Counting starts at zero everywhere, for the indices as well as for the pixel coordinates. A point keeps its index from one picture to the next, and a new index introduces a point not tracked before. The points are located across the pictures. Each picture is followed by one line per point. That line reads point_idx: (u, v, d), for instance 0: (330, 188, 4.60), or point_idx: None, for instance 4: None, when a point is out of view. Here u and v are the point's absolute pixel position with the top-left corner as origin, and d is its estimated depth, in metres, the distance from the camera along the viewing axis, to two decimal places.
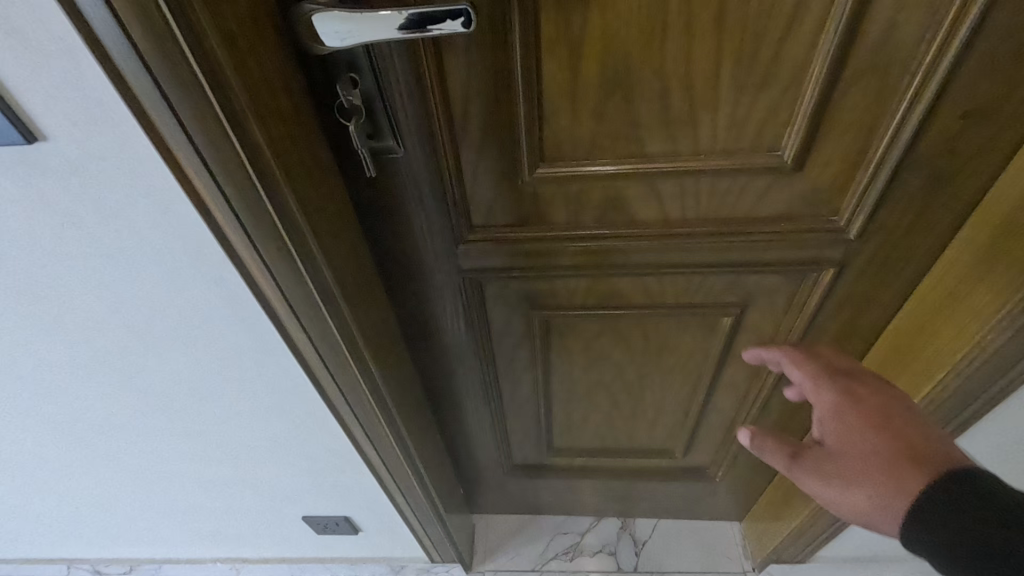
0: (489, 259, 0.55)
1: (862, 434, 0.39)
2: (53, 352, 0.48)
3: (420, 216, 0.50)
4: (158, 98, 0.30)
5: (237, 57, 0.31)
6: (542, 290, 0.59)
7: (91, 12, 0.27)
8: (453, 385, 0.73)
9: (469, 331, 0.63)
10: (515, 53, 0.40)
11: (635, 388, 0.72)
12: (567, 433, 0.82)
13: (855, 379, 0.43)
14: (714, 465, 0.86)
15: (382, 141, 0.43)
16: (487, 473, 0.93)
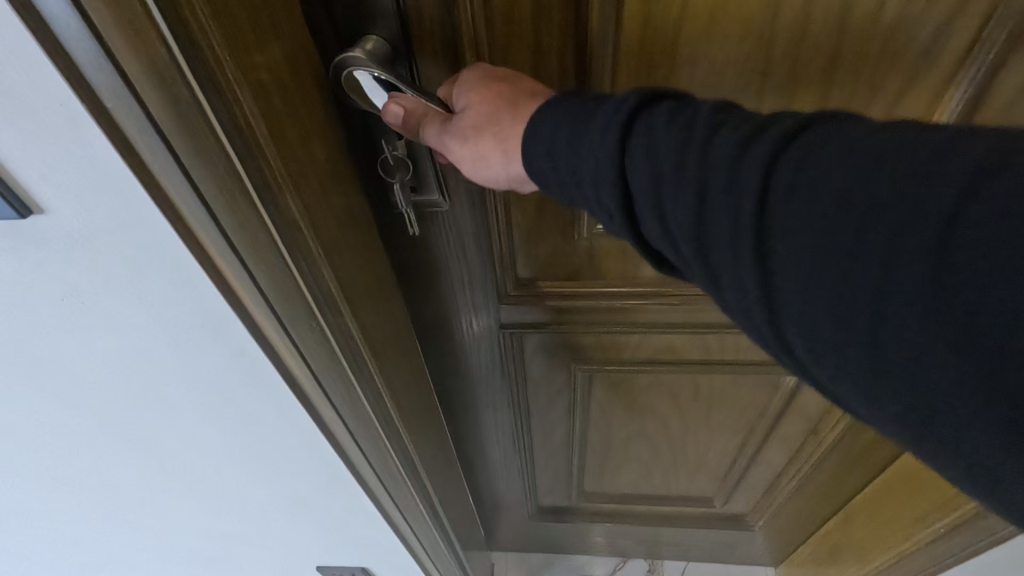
0: (533, 313, 0.50)
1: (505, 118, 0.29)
2: (47, 422, 0.42)
3: (461, 268, 0.44)
4: (176, 173, 0.23)
5: (270, 115, 0.24)
6: (588, 344, 0.54)
7: (95, 75, 0.20)
8: (480, 432, 0.68)
9: (504, 382, 0.58)
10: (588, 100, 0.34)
11: (679, 440, 0.67)
12: (600, 480, 0.77)
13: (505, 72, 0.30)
14: (754, 514, 0.81)
15: (426, 194, 0.38)
16: (508, 515, 0.88)
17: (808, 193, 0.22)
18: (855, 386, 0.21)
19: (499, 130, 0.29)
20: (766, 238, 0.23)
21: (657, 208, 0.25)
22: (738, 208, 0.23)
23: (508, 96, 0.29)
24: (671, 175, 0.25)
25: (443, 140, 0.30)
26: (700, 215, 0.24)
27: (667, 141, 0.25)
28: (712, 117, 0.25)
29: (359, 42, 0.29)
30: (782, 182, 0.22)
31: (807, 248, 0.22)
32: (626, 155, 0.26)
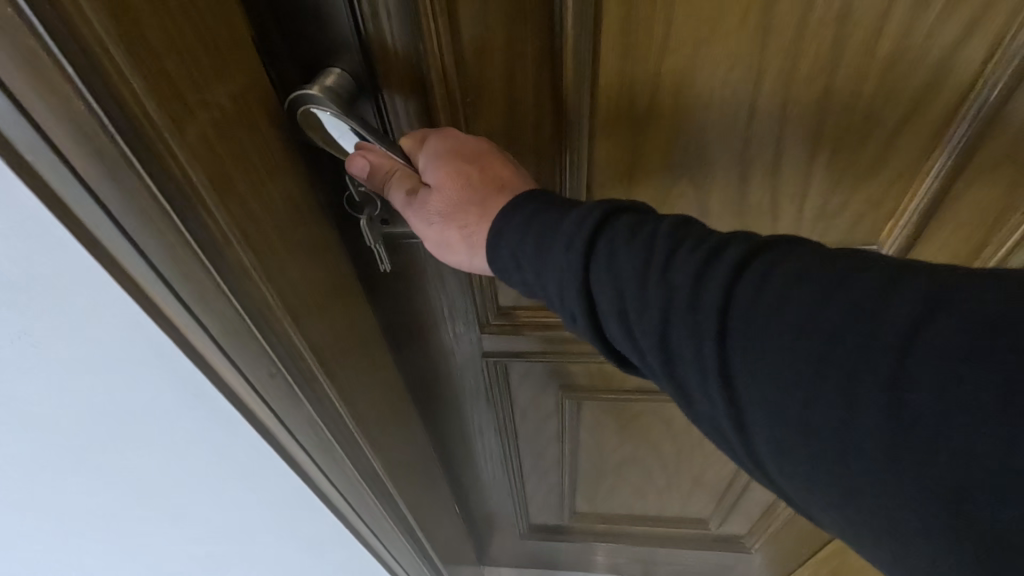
0: (517, 342, 0.48)
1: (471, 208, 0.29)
2: None
3: (439, 297, 0.43)
4: (111, 229, 0.20)
5: (209, 162, 0.22)
6: (575, 371, 0.52)
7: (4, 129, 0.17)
8: (469, 456, 0.67)
9: (490, 407, 0.57)
10: (565, 134, 0.32)
11: (673, 464, 0.65)
12: (593, 501, 0.76)
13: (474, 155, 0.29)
14: (751, 537, 0.79)
15: (398, 227, 0.36)
16: (500, 534, 0.86)
17: (761, 324, 0.22)
18: (813, 500, 0.22)
19: (465, 224, 0.29)
20: (728, 360, 0.23)
21: (623, 316, 0.26)
22: (699, 327, 0.24)
23: (474, 188, 0.29)
24: (634, 294, 0.25)
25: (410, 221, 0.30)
26: (665, 333, 0.25)
27: (629, 257, 0.26)
28: (670, 237, 0.26)
29: (320, 76, 0.28)
30: (739, 308, 0.23)
31: (770, 377, 0.22)
32: (591, 269, 0.27)
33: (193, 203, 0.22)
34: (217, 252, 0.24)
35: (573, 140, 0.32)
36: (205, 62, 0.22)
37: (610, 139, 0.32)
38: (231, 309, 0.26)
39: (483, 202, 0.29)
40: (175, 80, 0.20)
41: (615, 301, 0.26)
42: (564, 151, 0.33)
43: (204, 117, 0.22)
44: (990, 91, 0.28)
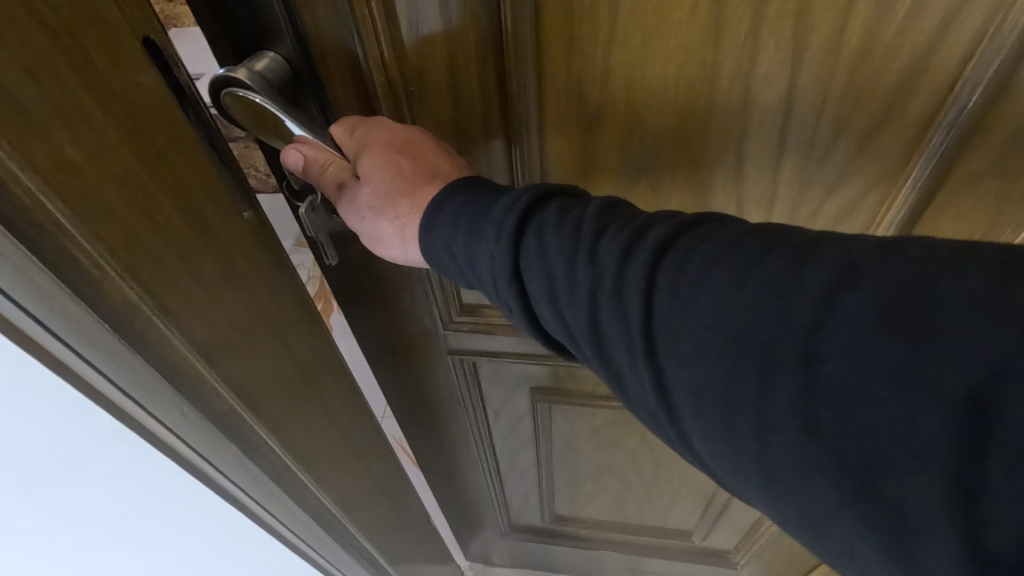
0: (483, 341, 0.47)
1: (400, 200, 0.28)
2: None
3: (400, 292, 0.42)
4: None
5: (69, 173, 0.18)
6: (545, 373, 0.51)
7: None
8: (443, 456, 0.65)
9: (462, 406, 0.56)
10: (513, 128, 0.31)
11: (653, 474, 0.63)
12: (572, 505, 0.74)
13: (408, 145, 0.28)
14: (737, 552, 0.76)
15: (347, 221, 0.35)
16: (482, 535, 0.85)
17: (683, 310, 0.21)
18: (744, 489, 0.22)
19: (397, 217, 0.28)
20: (655, 348, 0.22)
21: (553, 302, 0.25)
22: (627, 314, 0.22)
23: (405, 180, 0.27)
24: (563, 282, 0.24)
25: (341, 211, 0.29)
26: (595, 321, 0.23)
27: (556, 238, 0.24)
28: (598, 216, 0.24)
29: (249, 59, 0.27)
30: (663, 296, 0.22)
31: (693, 365, 0.21)
32: (521, 258, 0.25)
33: (67, 253, 0.18)
34: (112, 311, 0.20)
35: (521, 134, 0.31)
36: (75, 70, 0.18)
37: (562, 135, 0.31)
38: (150, 375, 0.22)
39: (414, 193, 0.28)
40: (29, 113, 0.17)
41: (546, 285, 0.25)
42: (513, 144, 0.32)
43: (76, 151, 0.18)
44: (970, 93, 0.25)
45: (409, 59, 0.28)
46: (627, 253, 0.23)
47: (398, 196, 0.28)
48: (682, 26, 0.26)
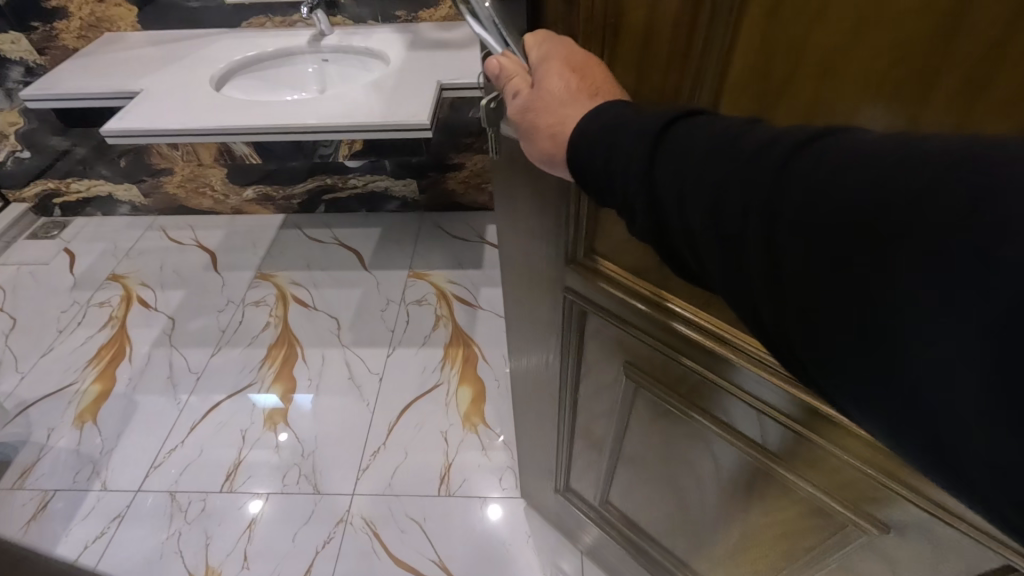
0: (595, 323, 0.94)
1: (556, 106, 0.55)
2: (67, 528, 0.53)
3: (543, 218, 0.85)
4: None
5: None
6: (625, 358, 0.93)
7: None
8: (548, 420, 1.28)
9: (569, 363, 1.06)
10: (694, 52, 0.52)
11: (673, 478, 1.08)
12: (616, 489, 1.31)
13: (574, 77, 0.56)
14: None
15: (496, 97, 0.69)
16: (547, 491, 1.57)
17: (786, 200, 0.39)
18: (831, 340, 0.38)
19: (556, 115, 0.55)
20: (773, 226, 0.40)
21: (686, 195, 0.45)
22: (751, 200, 0.41)
23: (564, 96, 0.55)
24: (710, 180, 0.44)
25: (518, 105, 0.59)
26: (717, 203, 0.43)
27: (707, 157, 0.44)
28: (743, 146, 0.43)
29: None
30: (782, 188, 0.40)
31: (798, 235, 0.39)
32: (654, 159, 0.47)
33: None
34: None
35: (700, 57, 0.52)
36: None
37: (737, 82, 0.51)
38: None
39: (566, 102, 0.55)
40: None
41: (681, 185, 0.45)
42: (698, 82, 0.54)
43: None
44: None
45: (617, 15, 0.55)
46: (752, 163, 0.42)
47: (551, 96, 0.56)
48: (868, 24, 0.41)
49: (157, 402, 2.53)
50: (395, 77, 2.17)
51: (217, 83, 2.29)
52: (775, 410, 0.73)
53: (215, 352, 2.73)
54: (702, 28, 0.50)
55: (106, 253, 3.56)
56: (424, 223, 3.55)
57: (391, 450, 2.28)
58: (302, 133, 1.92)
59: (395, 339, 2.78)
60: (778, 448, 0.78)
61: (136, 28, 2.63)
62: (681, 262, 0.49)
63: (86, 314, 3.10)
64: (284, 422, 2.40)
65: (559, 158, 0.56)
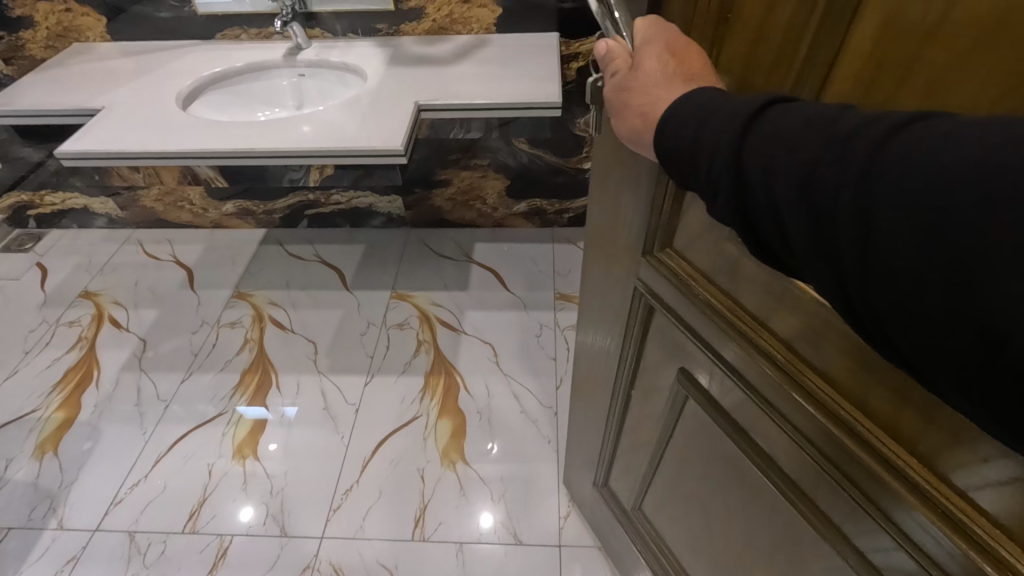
0: (665, 325, 1.10)
1: (651, 87, 0.66)
2: None
3: (628, 206, 1.02)
4: None
5: None
6: (689, 365, 1.08)
7: None
8: (605, 409, 1.54)
9: (634, 353, 1.25)
10: (802, 49, 0.59)
11: (705, 498, 1.25)
12: (651, 495, 1.55)
13: (675, 63, 0.67)
14: None
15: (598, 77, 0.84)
16: (586, 478, 1.94)
17: (878, 176, 0.45)
18: (909, 306, 0.43)
19: (651, 94, 0.66)
20: (864, 200, 0.45)
21: (775, 169, 0.51)
22: (843, 177, 0.46)
23: (661, 78, 0.66)
24: (803, 158, 0.49)
25: (615, 83, 0.71)
26: (808, 178, 0.49)
27: (805, 140, 0.50)
28: (837, 134, 0.48)
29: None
30: (875, 168, 0.45)
31: (886, 207, 0.44)
32: (746, 133, 0.53)
33: None
34: None
35: (805, 53, 0.59)
36: None
37: (844, 75, 0.57)
38: None
39: (661, 85, 0.66)
40: None
41: (773, 161, 0.51)
42: (805, 72, 0.60)
43: None
44: None
45: (733, 16, 0.65)
46: (845, 144, 0.47)
47: (646, 78, 0.67)
48: (977, 34, 0.45)
49: (127, 431, 2.67)
50: (370, 97, 2.27)
51: (184, 99, 2.39)
52: (834, 462, 0.80)
53: (186, 377, 2.89)
54: (813, 29, 0.57)
55: (78, 268, 3.55)
56: (409, 241, 3.57)
57: (363, 490, 2.41)
58: (283, 157, 2.07)
59: (373, 367, 2.88)
60: (822, 491, 0.87)
61: (105, 39, 2.77)
62: (765, 239, 0.55)
63: (54, 334, 3.20)
64: (254, 456, 2.54)
65: (646, 136, 0.67)
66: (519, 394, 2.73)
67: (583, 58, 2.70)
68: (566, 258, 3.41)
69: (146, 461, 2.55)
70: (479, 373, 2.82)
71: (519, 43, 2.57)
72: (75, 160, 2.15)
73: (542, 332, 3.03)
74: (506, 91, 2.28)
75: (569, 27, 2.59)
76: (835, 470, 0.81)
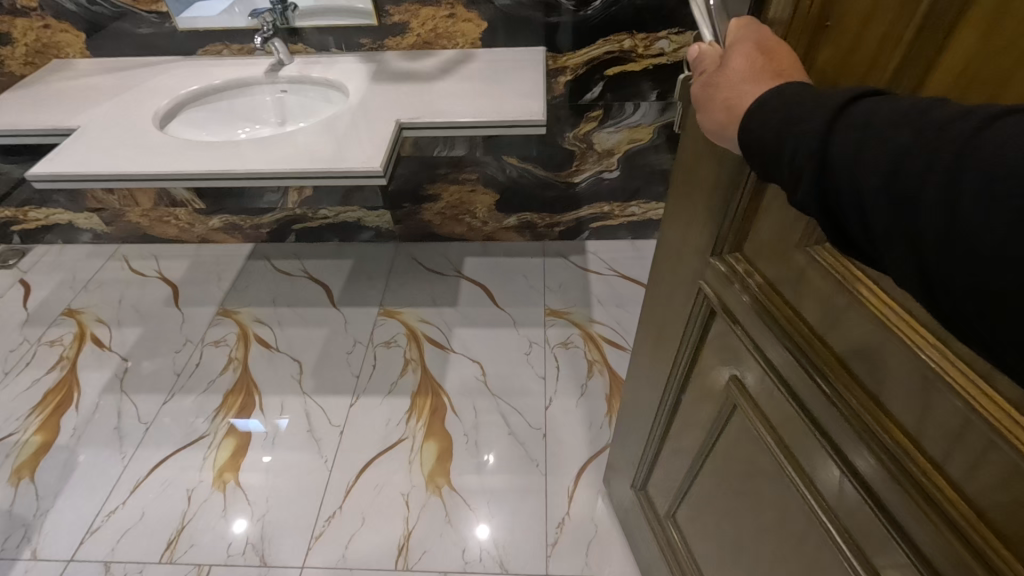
0: (721, 326, 1.06)
1: (737, 80, 0.63)
2: None
3: (702, 203, 0.99)
4: None
5: None
6: (739, 373, 1.03)
7: None
8: (652, 409, 1.51)
9: (687, 352, 1.22)
10: (900, 47, 0.56)
11: (739, 518, 1.20)
12: (686, 505, 1.50)
13: (766, 57, 0.64)
14: None
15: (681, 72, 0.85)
16: (625, 478, 1.93)
17: (967, 163, 0.42)
18: (988, 287, 0.41)
19: (738, 87, 0.63)
20: (951, 186, 0.43)
21: (859, 156, 0.49)
22: (932, 163, 0.44)
23: (750, 71, 0.63)
24: (893, 145, 0.47)
25: (699, 77, 0.70)
26: (894, 166, 0.46)
27: (898, 129, 0.47)
28: (934, 124, 0.46)
29: None
30: (966, 154, 0.43)
31: (973, 194, 0.41)
32: (836, 123, 0.51)
33: None
34: None
35: (904, 53, 0.56)
36: None
37: (945, 75, 0.53)
38: None
39: (748, 77, 0.63)
40: None
41: (859, 151, 0.49)
42: (902, 69, 0.57)
43: None
44: None
45: (833, 19, 0.63)
46: (938, 133, 0.45)
47: (733, 70, 0.64)
48: None
49: (106, 456, 2.59)
50: (349, 116, 2.20)
51: (161, 118, 2.34)
52: (872, 491, 0.74)
53: (167, 400, 2.80)
54: (913, 30, 0.54)
55: (62, 285, 3.49)
56: (398, 255, 3.50)
57: (347, 517, 2.34)
58: (253, 179, 2.01)
59: (360, 387, 2.80)
60: (855, 524, 0.80)
61: (84, 55, 2.72)
62: (846, 232, 0.52)
63: (35, 354, 3.13)
64: (235, 480, 2.47)
65: (730, 129, 0.64)
66: (507, 415, 2.66)
67: (570, 73, 2.65)
68: (556, 272, 3.34)
69: (124, 487, 2.47)
70: (467, 394, 2.74)
71: (505, 57, 2.51)
72: (48, 182, 2.07)
73: (531, 350, 2.95)
74: (490, 108, 2.22)
75: (555, 41, 2.53)
76: (873, 500, 0.74)
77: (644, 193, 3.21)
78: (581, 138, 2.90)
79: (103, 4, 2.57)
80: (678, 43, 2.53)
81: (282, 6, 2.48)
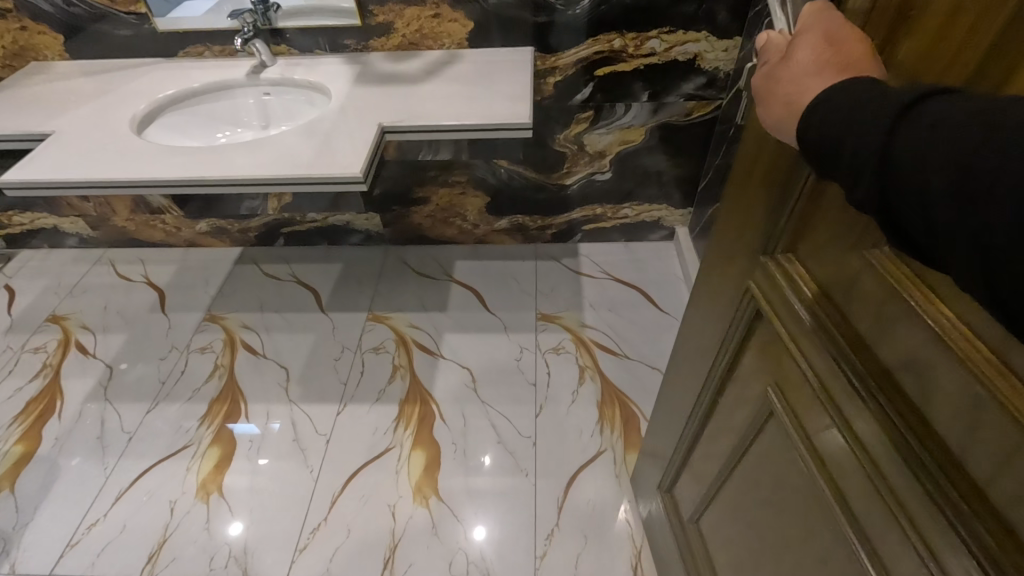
0: (764, 329, 1.01)
1: (800, 73, 0.59)
2: None
3: (755, 198, 0.94)
4: None
5: None
6: (779, 379, 0.97)
7: None
8: (688, 407, 1.45)
9: (728, 353, 1.16)
10: (988, 38, 0.50)
11: (762, 528, 1.14)
12: (711, 510, 1.45)
13: (832, 49, 0.59)
14: None
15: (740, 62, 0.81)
16: (651, 476, 1.88)
17: None
18: None
19: (800, 80, 0.58)
20: None
21: (925, 152, 0.43)
22: (1008, 158, 0.38)
23: (815, 63, 0.58)
24: (964, 139, 0.41)
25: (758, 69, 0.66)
26: (964, 162, 0.41)
27: (974, 124, 0.42)
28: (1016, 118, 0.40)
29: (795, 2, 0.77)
30: None
31: None
32: (905, 117, 0.46)
33: None
34: None
35: (993, 44, 0.50)
36: None
37: None
38: None
39: (811, 71, 0.58)
40: None
41: (925, 146, 0.43)
42: (988, 61, 0.50)
43: None
44: None
45: (917, 9, 0.56)
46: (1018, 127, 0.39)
47: (797, 62, 0.60)
48: None
49: (89, 464, 2.54)
50: (331, 119, 2.14)
51: (140, 121, 2.27)
52: (905, 512, 0.69)
53: (151, 408, 2.74)
54: (1005, 18, 0.48)
55: (48, 291, 3.44)
56: (389, 258, 3.44)
57: (333, 528, 2.28)
58: (230, 185, 1.95)
59: (347, 395, 2.74)
60: (883, 545, 0.75)
61: (63, 58, 2.67)
62: (908, 236, 0.47)
63: (19, 361, 3.08)
64: (219, 492, 2.41)
65: (788, 126, 0.59)
66: (496, 422, 2.60)
67: (559, 74, 2.59)
68: (550, 276, 3.27)
69: (106, 499, 2.42)
70: (456, 401, 2.68)
71: (493, 58, 2.44)
72: (19, 189, 2.01)
73: (522, 355, 2.89)
74: (477, 110, 2.16)
75: (546, 42, 2.47)
76: (906, 522, 0.69)
77: (638, 195, 3.14)
78: (572, 139, 2.84)
79: (81, 6, 2.53)
80: (670, 42, 2.47)
81: (264, 6, 2.42)
